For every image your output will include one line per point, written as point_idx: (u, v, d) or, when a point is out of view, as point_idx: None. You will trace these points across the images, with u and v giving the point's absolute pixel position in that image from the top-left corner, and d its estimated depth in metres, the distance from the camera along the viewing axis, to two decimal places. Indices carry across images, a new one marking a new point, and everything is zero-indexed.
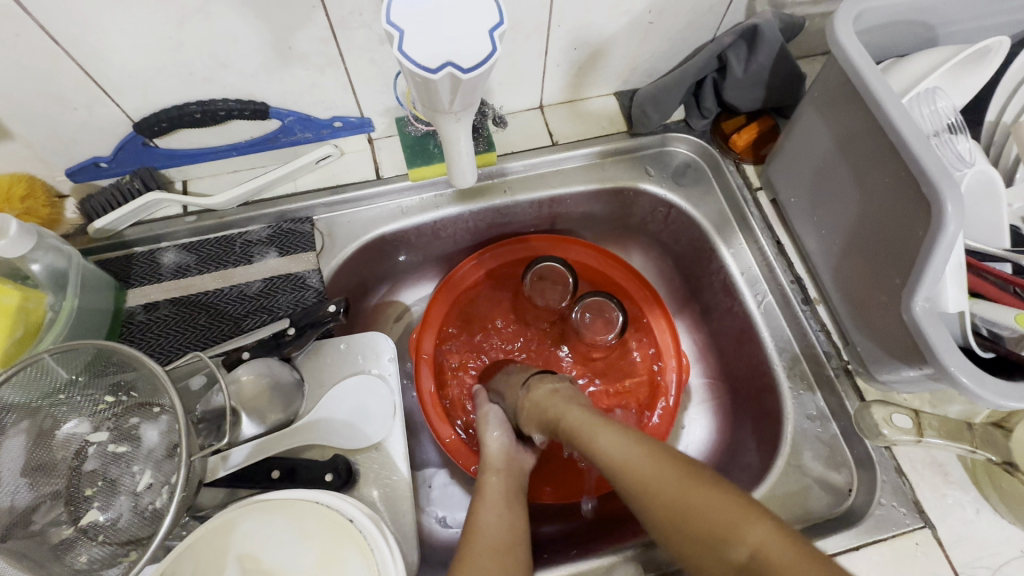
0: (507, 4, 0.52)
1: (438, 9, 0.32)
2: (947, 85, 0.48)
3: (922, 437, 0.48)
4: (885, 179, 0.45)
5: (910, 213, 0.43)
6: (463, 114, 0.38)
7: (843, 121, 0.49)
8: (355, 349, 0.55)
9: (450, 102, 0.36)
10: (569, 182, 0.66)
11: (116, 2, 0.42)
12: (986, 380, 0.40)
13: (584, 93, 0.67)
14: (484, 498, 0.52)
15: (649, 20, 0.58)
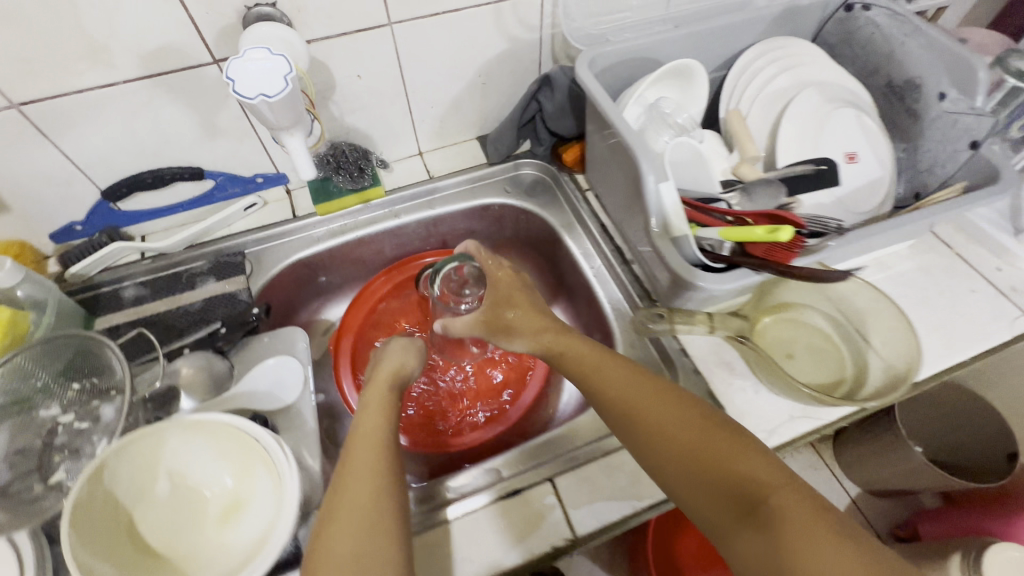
0: (370, 80, 0.74)
1: (258, 63, 0.50)
2: (665, 91, 0.70)
3: (672, 325, 0.64)
4: (626, 160, 0.65)
5: (637, 178, 0.62)
6: (294, 127, 0.57)
7: (602, 130, 0.70)
8: (276, 340, 0.71)
9: (277, 118, 0.54)
10: (446, 205, 0.86)
11: (89, 106, 0.62)
12: (706, 275, 0.56)
13: (452, 139, 0.89)
14: (365, 413, 0.58)
15: (481, 81, 0.81)
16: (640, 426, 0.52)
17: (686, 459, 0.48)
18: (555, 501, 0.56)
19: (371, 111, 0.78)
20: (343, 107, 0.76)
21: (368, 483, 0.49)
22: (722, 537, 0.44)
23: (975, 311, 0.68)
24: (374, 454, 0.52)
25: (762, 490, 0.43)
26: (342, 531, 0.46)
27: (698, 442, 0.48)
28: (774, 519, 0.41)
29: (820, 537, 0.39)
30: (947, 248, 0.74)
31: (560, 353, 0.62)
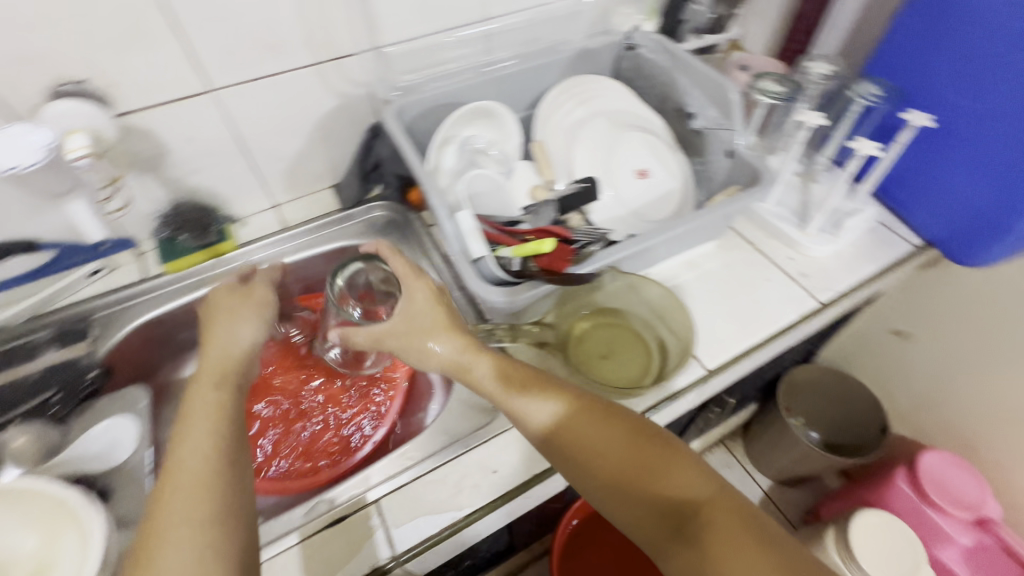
0: (204, 143, 0.78)
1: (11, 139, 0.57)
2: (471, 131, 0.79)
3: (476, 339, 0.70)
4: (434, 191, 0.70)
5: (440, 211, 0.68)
6: (74, 192, 0.71)
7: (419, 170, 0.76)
8: (117, 401, 0.71)
9: (56, 186, 0.68)
10: (301, 251, 0.89)
11: None
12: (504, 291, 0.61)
13: (306, 190, 0.93)
14: (195, 424, 0.51)
15: (322, 134, 0.87)
16: (577, 460, 0.53)
17: (627, 487, 0.51)
18: (377, 523, 0.58)
19: (212, 171, 0.82)
20: (181, 169, 0.80)
21: (203, 560, 0.43)
22: (660, 554, 0.50)
23: (768, 298, 0.77)
24: (196, 505, 0.45)
25: (692, 508, 0.49)
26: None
27: (635, 463, 0.52)
28: (702, 530, 0.48)
29: (749, 546, 0.46)
30: (748, 244, 0.83)
31: (470, 376, 0.58)
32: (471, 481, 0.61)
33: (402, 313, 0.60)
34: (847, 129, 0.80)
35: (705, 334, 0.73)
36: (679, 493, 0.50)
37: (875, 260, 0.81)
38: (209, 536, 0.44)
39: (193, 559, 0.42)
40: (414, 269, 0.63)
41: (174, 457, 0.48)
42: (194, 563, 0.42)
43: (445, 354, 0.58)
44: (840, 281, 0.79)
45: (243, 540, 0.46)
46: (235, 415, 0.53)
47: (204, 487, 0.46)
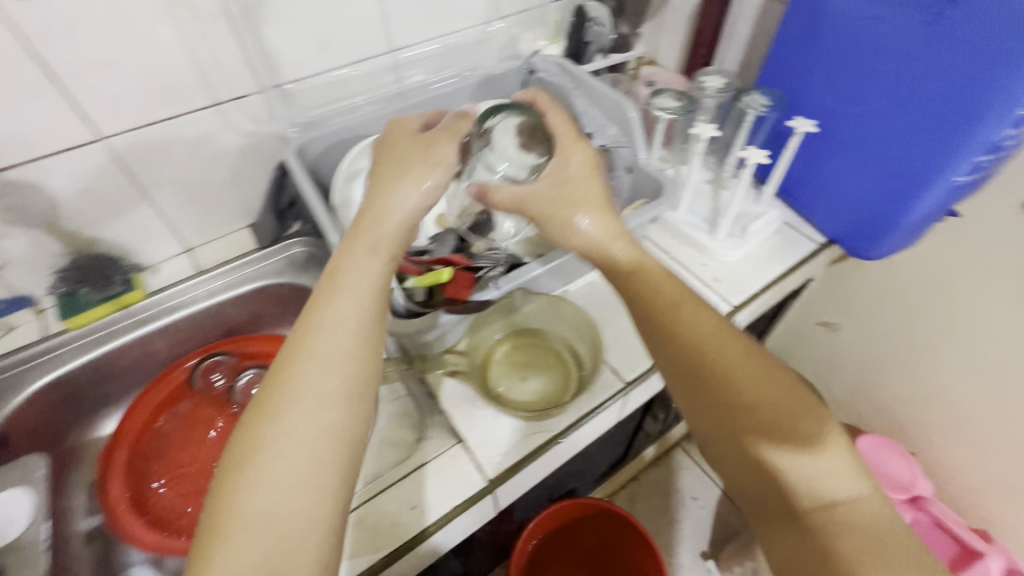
0: (101, 192, 0.76)
1: None
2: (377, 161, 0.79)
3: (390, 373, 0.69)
4: (338, 228, 0.69)
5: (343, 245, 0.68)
6: None
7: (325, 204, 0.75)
8: (11, 472, 0.66)
9: None
10: (218, 294, 0.87)
11: None
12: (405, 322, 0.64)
13: (222, 231, 0.91)
14: (335, 320, 0.48)
15: (232, 174, 0.86)
16: (753, 380, 0.53)
17: (786, 428, 0.52)
18: None
19: (114, 220, 0.79)
20: (79, 221, 0.76)
21: (330, 436, 0.45)
22: (764, 521, 0.56)
23: None
24: (316, 441, 0.44)
25: (840, 479, 0.51)
26: (270, 489, 0.42)
27: (791, 423, 0.52)
28: (825, 524, 0.50)
29: (835, 503, 0.50)
30: (663, 253, 0.86)
31: (627, 274, 0.58)
32: (390, 519, 0.60)
33: (569, 170, 0.60)
34: (744, 139, 0.84)
35: (623, 346, 0.74)
36: (832, 458, 0.51)
37: (783, 259, 0.85)
38: (340, 476, 0.45)
39: (304, 457, 0.44)
40: (573, 134, 0.63)
41: (301, 338, 0.47)
42: (311, 447, 0.44)
43: (592, 231, 0.58)
44: (751, 282, 0.82)
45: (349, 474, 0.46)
46: (380, 299, 0.51)
47: (346, 391, 0.46)
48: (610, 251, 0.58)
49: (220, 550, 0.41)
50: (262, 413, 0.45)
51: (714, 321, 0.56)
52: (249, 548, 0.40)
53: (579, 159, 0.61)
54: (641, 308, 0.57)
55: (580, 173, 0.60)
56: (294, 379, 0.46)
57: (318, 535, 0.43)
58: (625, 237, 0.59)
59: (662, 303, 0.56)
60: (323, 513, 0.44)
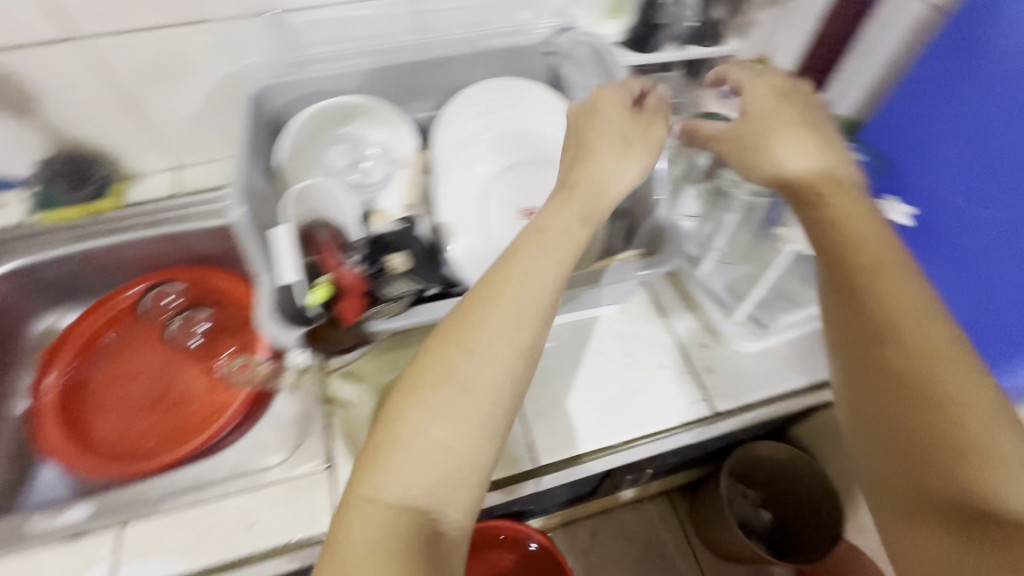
0: (81, 89, 0.73)
1: None
2: (341, 122, 0.69)
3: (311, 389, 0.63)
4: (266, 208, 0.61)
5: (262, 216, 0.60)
6: None
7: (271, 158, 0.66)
8: None
9: None
10: (192, 223, 0.84)
11: None
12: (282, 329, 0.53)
13: (210, 156, 0.87)
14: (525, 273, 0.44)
15: (219, 99, 0.79)
16: (905, 339, 0.40)
17: (953, 376, 0.38)
18: (108, 553, 0.54)
19: (97, 127, 0.78)
20: (60, 121, 0.75)
21: (468, 378, 0.40)
22: (896, 529, 0.39)
23: (651, 388, 0.63)
24: (456, 411, 0.39)
25: (1019, 492, 0.34)
26: (457, 421, 0.39)
27: (949, 415, 0.37)
28: (972, 534, 0.35)
29: (988, 513, 0.35)
30: (660, 316, 0.69)
31: (824, 199, 0.48)
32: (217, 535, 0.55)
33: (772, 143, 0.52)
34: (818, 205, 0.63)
35: (554, 424, 0.60)
36: (1010, 473, 0.35)
37: (808, 372, 0.64)
38: (490, 449, 0.40)
39: (452, 423, 0.39)
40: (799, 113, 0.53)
41: (508, 276, 0.44)
42: (496, 383, 0.40)
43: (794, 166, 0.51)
44: (751, 390, 0.63)
45: (485, 455, 0.39)
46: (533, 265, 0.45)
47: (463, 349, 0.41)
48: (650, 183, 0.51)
49: (389, 463, 0.38)
50: (456, 340, 0.42)
51: (882, 282, 0.43)
52: (412, 471, 0.37)
53: (788, 146, 0.51)
54: (837, 243, 0.46)
55: (794, 155, 0.51)
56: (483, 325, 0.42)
57: (479, 474, 0.39)
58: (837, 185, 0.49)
59: (858, 234, 0.45)
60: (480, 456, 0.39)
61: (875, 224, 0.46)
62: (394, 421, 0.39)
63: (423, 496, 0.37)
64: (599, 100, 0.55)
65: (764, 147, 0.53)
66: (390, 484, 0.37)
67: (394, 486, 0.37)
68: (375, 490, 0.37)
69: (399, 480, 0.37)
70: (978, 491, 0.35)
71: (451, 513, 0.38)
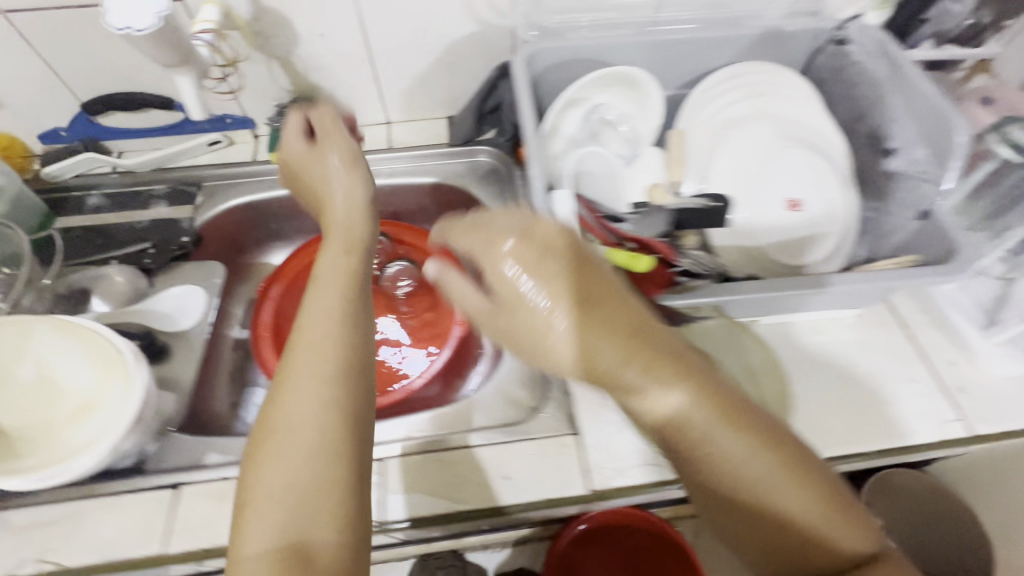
0: (334, 37, 0.75)
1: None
2: (610, 96, 0.67)
3: None
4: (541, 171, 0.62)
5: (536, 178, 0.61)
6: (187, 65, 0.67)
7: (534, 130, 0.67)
8: (196, 269, 0.75)
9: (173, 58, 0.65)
10: (400, 178, 0.86)
11: (79, 29, 0.69)
12: None
13: (421, 113, 0.89)
14: (322, 360, 0.44)
15: (450, 59, 0.80)
16: (720, 496, 0.40)
17: (718, 484, 0.40)
18: (375, 482, 0.56)
19: (335, 73, 0.80)
20: (308, 64, 0.78)
21: (305, 383, 0.43)
22: None
23: (901, 400, 0.61)
24: (294, 465, 0.39)
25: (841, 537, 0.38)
26: (274, 467, 0.39)
27: (771, 528, 0.39)
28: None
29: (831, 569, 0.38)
30: (901, 327, 0.66)
31: (635, 400, 0.40)
32: (476, 481, 0.56)
33: (505, 274, 0.42)
34: None
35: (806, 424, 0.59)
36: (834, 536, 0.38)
37: None
38: (330, 494, 0.39)
39: (282, 474, 0.39)
40: (490, 235, 0.44)
41: (308, 342, 0.44)
42: (315, 427, 0.41)
43: (577, 344, 0.39)
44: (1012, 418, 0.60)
45: (341, 496, 0.39)
46: (336, 343, 0.45)
47: (268, 430, 0.42)
48: (366, 239, 0.55)
49: (252, 509, 0.39)
50: (269, 401, 0.43)
51: (741, 420, 0.39)
52: (268, 512, 0.38)
53: (502, 265, 0.43)
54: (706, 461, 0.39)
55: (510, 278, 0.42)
56: (294, 369, 0.43)
57: (343, 515, 0.39)
58: (638, 338, 0.39)
59: (639, 396, 0.39)
60: (318, 508, 0.38)
61: (690, 365, 0.39)
62: (243, 486, 0.40)
63: (294, 536, 0.37)
64: (287, 149, 0.62)
65: (489, 252, 0.44)
66: (255, 536, 0.37)
67: (256, 540, 0.37)
68: (238, 552, 0.37)
69: (256, 541, 0.37)
70: (788, 545, 0.38)
71: (324, 536, 0.38)
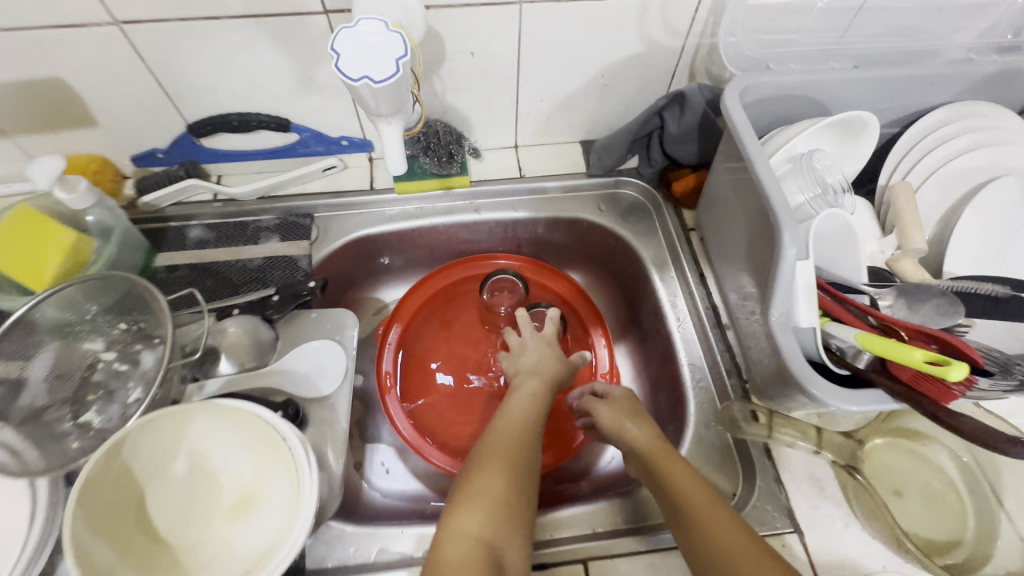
0: (484, 55, 0.65)
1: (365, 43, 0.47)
2: (828, 143, 0.59)
3: (771, 433, 0.56)
4: (762, 228, 0.54)
5: (769, 239, 0.52)
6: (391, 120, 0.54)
7: (738, 179, 0.59)
8: (325, 318, 0.66)
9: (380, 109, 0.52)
10: (532, 210, 0.77)
11: (200, 42, 0.59)
12: (832, 390, 0.47)
13: (553, 138, 0.80)
14: (515, 425, 0.57)
15: (603, 82, 0.71)
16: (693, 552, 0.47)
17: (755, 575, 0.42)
18: None
19: (475, 93, 0.70)
20: (448, 83, 0.68)
21: (510, 438, 0.55)
22: None
23: None
24: (500, 482, 0.50)
25: None
26: (491, 481, 0.50)
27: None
28: None
29: None
30: None
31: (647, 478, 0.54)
32: None
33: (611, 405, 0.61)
34: None
35: None
36: None
37: None
38: (518, 528, 0.48)
39: (496, 489, 0.50)
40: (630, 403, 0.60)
41: (516, 412, 0.59)
42: (512, 467, 0.52)
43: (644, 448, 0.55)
44: None
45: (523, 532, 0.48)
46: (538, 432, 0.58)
47: (485, 458, 0.53)
48: (556, 372, 0.65)
49: (461, 506, 0.49)
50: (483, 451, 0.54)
51: (700, 489, 0.49)
52: (473, 509, 0.48)
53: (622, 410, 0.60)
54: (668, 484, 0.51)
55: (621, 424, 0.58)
56: (503, 428, 0.57)
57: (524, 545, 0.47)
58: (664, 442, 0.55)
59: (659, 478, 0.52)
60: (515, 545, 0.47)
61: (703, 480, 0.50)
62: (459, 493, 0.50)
63: (497, 539, 0.46)
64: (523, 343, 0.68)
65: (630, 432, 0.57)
66: (464, 524, 0.47)
67: (464, 525, 0.47)
68: (450, 531, 0.47)
69: (469, 528, 0.47)
70: None
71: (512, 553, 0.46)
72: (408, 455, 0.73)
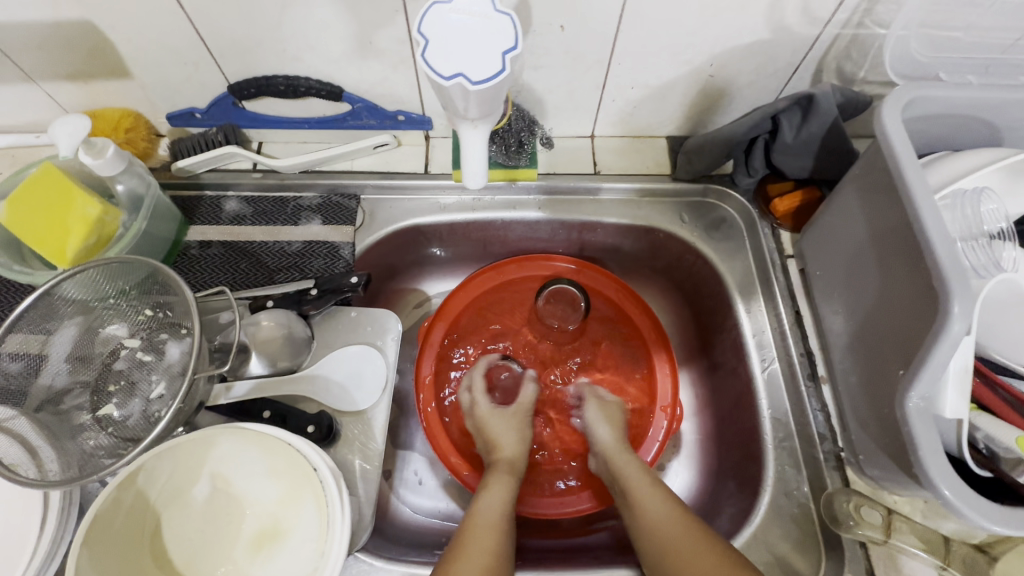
0: (575, 31, 0.55)
1: (464, 35, 0.39)
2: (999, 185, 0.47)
3: (889, 537, 0.48)
4: (908, 285, 0.44)
5: (922, 295, 0.42)
6: (480, 123, 0.45)
7: (877, 210, 0.48)
8: (364, 319, 0.59)
9: (466, 110, 0.42)
10: (603, 213, 0.68)
11: None
12: (976, 501, 0.38)
13: (636, 131, 0.69)
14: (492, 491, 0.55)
15: (710, 72, 0.60)
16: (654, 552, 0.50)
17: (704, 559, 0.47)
18: None
19: (557, 75, 0.60)
20: (527, 60, 0.58)
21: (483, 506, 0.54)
22: None
23: None
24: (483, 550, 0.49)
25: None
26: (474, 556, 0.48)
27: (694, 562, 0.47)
28: None
29: None
30: None
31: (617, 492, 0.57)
32: None
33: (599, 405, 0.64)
34: None
35: None
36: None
37: None
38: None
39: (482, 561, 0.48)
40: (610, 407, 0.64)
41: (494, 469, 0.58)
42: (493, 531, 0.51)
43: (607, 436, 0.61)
44: None
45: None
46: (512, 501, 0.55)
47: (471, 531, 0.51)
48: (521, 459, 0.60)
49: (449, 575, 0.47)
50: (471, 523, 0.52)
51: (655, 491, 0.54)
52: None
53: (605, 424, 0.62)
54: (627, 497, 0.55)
55: (597, 423, 0.62)
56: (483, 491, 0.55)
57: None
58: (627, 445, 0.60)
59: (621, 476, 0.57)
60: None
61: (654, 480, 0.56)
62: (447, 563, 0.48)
63: None
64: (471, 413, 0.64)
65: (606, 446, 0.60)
66: None
67: None
68: None
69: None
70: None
71: None
72: (441, 468, 0.68)
